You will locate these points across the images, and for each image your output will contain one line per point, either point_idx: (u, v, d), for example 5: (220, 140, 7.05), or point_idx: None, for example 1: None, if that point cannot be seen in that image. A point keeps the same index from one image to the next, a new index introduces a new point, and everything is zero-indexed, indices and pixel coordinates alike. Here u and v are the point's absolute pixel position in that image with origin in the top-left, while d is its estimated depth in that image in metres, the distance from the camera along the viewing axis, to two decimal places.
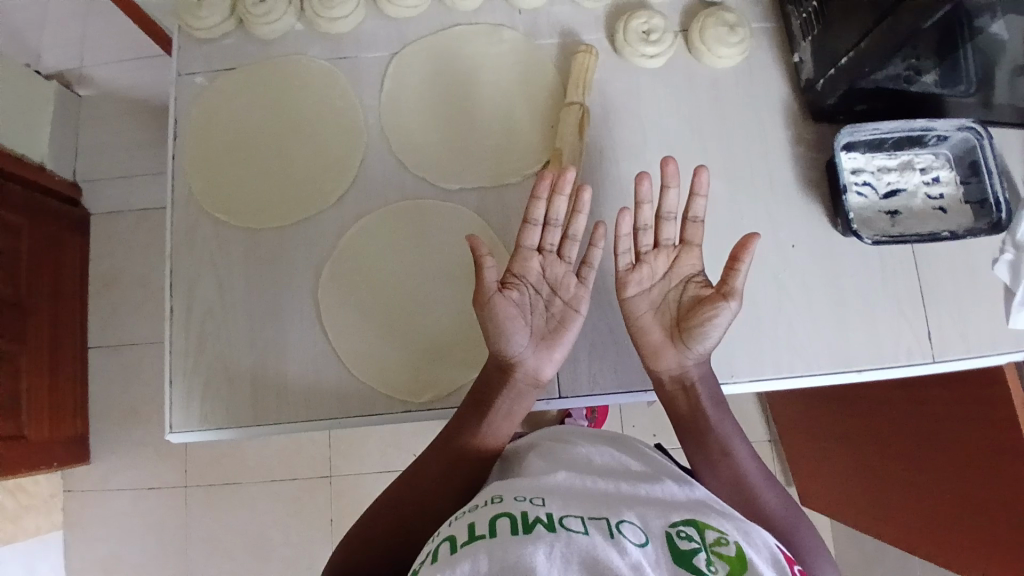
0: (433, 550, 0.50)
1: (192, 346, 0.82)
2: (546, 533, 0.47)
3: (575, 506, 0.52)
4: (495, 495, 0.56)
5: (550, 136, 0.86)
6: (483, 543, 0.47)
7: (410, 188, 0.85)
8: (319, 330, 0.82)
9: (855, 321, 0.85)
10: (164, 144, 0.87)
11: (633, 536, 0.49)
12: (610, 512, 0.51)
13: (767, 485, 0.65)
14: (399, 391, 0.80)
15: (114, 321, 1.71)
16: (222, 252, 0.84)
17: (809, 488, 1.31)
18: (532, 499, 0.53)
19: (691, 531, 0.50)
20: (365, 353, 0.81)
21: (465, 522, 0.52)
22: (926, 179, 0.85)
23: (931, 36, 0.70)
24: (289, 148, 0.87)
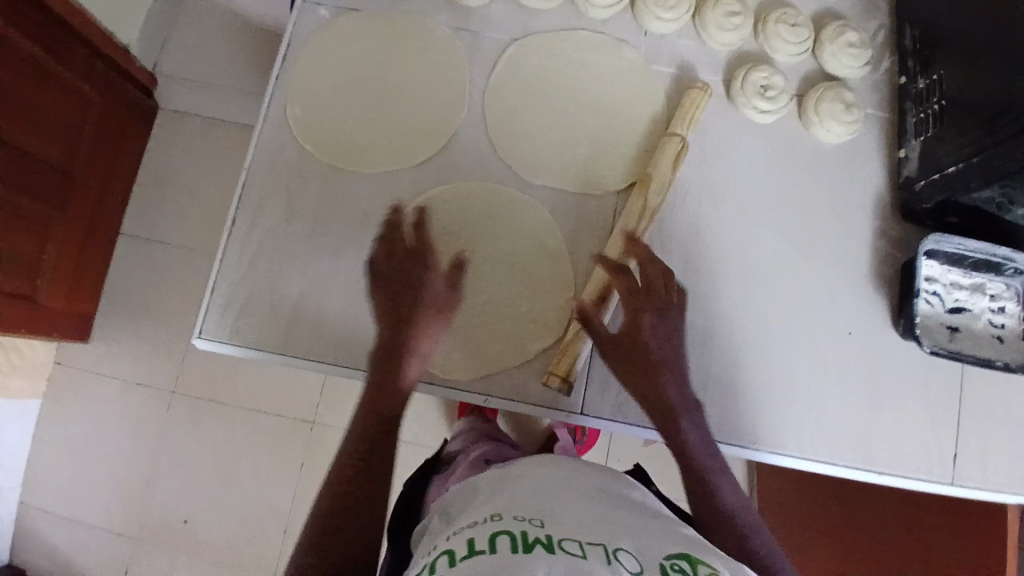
0: (429, 562, 0.49)
1: (244, 260, 0.82)
2: (543, 553, 0.46)
3: (574, 531, 0.51)
4: (495, 515, 0.55)
5: (643, 162, 0.86)
6: (480, 561, 0.46)
7: (495, 171, 0.86)
8: None
9: (888, 422, 0.84)
10: (272, 63, 0.88)
11: (629, 564, 0.47)
12: (608, 540, 0.50)
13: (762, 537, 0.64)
14: (428, 361, 0.80)
15: (150, 216, 1.73)
16: (300, 179, 0.85)
17: None
18: (532, 520, 0.53)
19: (684, 564, 0.47)
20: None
21: (464, 536, 0.51)
22: (992, 306, 0.85)
23: None
24: (388, 100, 0.88)
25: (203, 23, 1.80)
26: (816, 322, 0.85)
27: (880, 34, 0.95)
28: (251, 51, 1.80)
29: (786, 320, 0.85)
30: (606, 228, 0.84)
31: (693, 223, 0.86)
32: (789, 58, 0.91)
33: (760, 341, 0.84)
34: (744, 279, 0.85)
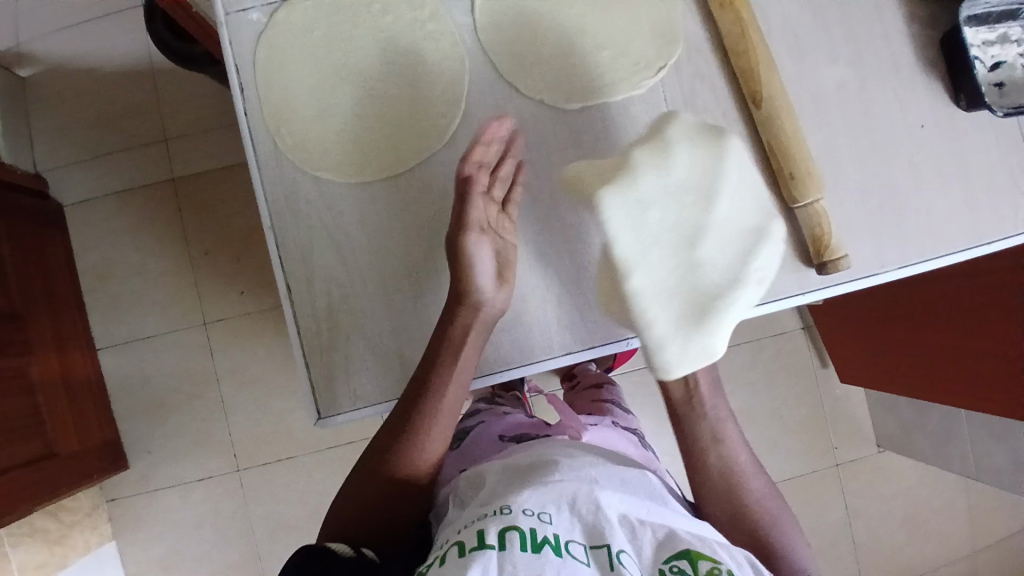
0: (442, 552, 0.58)
1: (323, 322, 0.75)
2: (553, 558, 0.56)
3: (577, 531, 0.61)
4: (503, 505, 0.62)
5: (669, 37, 0.78)
6: (492, 557, 0.55)
7: (527, 112, 0.77)
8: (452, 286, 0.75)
9: (982, 195, 0.83)
10: (233, 100, 0.76)
11: (629, 564, 0.58)
12: (610, 538, 0.60)
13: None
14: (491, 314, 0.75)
15: (117, 316, 1.56)
16: (333, 211, 0.76)
17: (836, 349, 1.48)
18: (539, 515, 0.61)
19: (683, 564, 0.59)
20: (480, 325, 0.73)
21: (474, 528, 0.60)
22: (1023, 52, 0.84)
23: None
24: (379, 85, 0.77)
25: (63, 96, 1.57)
26: (888, 129, 0.83)
27: None
28: (130, 102, 1.58)
29: (864, 139, 0.82)
30: (664, 121, 0.78)
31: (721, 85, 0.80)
32: None
33: (850, 168, 0.81)
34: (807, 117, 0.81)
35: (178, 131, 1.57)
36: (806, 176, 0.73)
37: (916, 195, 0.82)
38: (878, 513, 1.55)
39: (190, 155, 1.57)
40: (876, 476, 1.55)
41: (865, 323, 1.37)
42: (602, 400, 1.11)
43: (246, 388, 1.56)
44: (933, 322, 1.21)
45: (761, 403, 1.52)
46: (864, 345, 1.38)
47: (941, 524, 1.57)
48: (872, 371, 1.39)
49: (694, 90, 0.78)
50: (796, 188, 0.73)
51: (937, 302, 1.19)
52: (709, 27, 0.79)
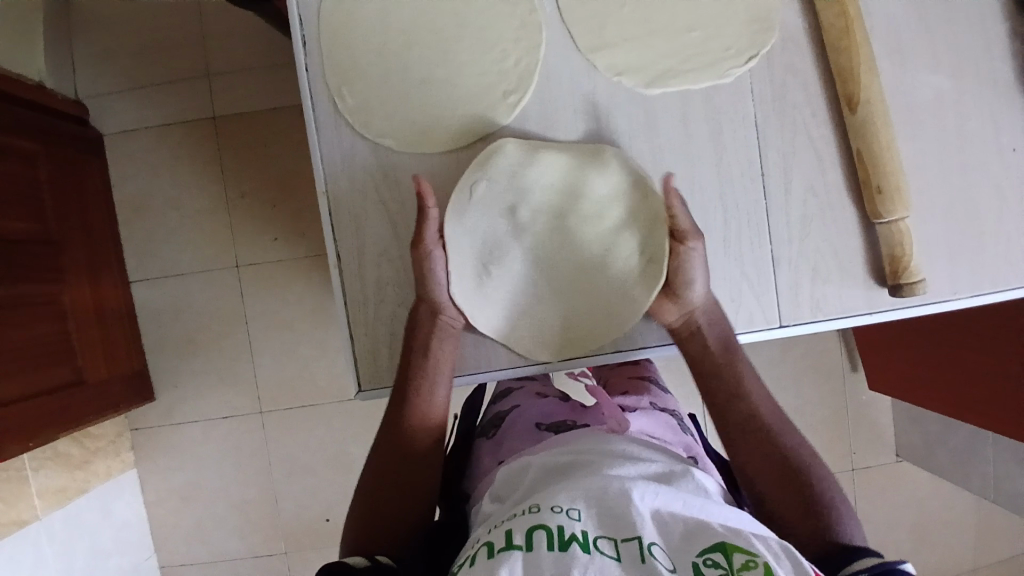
0: (471, 553, 0.54)
1: (370, 293, 0.73)
2: (581, 554, 0.49)
3: (609, 525, 0.54)
4: (533, 506, 0.58)
5: (764, 24, 0.72)
6: (518, 557, 0.50)
7: (603, 94, 0.73)
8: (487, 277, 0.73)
9: None
10: (294, 52, 0.72)
11: (663, 559, 0.50)
12: (642, 530, 0.53)
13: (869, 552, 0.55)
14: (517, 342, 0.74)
15: (150, 251, 1.56)
16: (389, 180, 0.73)
17: (871, 357, 1.44)
18: (568, 512, 0.56)
19: (717, 557, 0.50)
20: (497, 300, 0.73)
21: (504, 529, 0.55)
22: None
23: None
24: (447, 49, 0.72)
25: (107, 21, 1.53)
26: (979, 147, 0.77)
27: None
28: (174, 33, 1.53)
29: (954, 155, 0.76)
30: (746, 116, 0.73)
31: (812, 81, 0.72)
32: None
33: (936, 186, 0.76)
34: (900, 125, 0.76)
35: (220, 68, 1.53)
36: (894, 191, 0.70)
37: (1003, 218, 0.77)
38: (888, 522, 1.54)
39: (230, 95, 1.54)
40: (893, 486, 1.54)
41: (912, 337, 1.32)
42: (640, 379, 1.09)
43: (272, 335, 1.56)
44: (978, 349, 1.17)
45: (786, 402, 1.50)
46: (906, 358, 1.35)
47: (949, 540, 1.56)
48: (906, 387, 1.36)
49: (780, 84, 0.73)
50: (883, 203, 0.70)
51: (993, 332, 1.14)
52: (809, 17, 0.73)
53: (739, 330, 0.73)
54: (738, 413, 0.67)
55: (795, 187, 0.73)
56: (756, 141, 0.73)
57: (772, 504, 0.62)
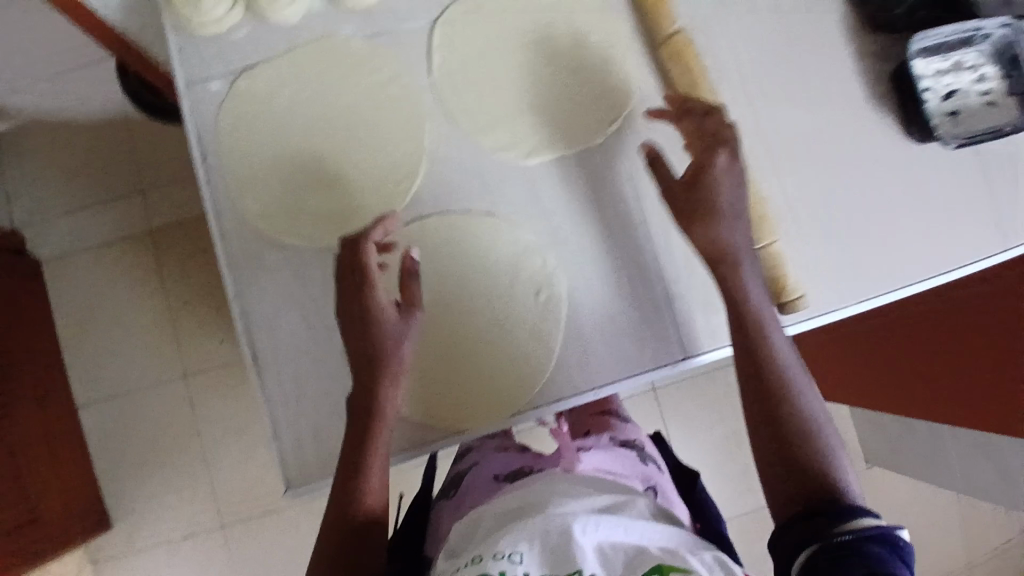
0: None
1: (289, 387, 0.74)
2: None
3: (549, 562, 0.55)
4: (475, 555, 0.58)
5: (625, 90, 0.80)
6: None
7: (489, 168, 0.79)
8: None
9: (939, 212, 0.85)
10: (194, 168, 0.76)
11: None
12: (583, 560, 0.54)
13: (865, 512, 0.59)
14: (445, 411, 0.75)
15: (96, 369, 1.54)
16: (296, 275, 0.76)
17: (837, 374, 1.34)
18: (509, 554, 0.56)
19: None
20: (405, 377, 0.75)
21: None
22: (976, 78, 0.90)
23: None
24: (341, 147, 0.77)
25: (37, 152, 1.57)
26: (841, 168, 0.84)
27: None
28: (105, 156, 1.57)
29: (818, 178, 0.83)
30: (622, 171, 0.79)
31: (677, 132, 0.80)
32: None
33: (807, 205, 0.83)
34: (757, 159, 0.83)
35: (152, 182, 1.57)
36: (760, 219, 0.77)
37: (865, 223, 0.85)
38: None
39: (165, 207, 1.57)
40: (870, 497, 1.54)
41: (867, 348, 1.23)
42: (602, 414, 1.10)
43: (229, 440, 1.53)
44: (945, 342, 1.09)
45: None
46: (870, 370, 1.25)
47: (934, 541, 1.56)
48: (884, 397, 1.26)
49: (649, 138, 0.80)
50: (753, 230, 0.77)
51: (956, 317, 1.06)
52: (663, 78, 0.81)
53: (649, 366, 0.76)
54: (759, 378, 0.68)
55: None
56: (636, 191, 0.79)
57: (777, 467, 0.65)
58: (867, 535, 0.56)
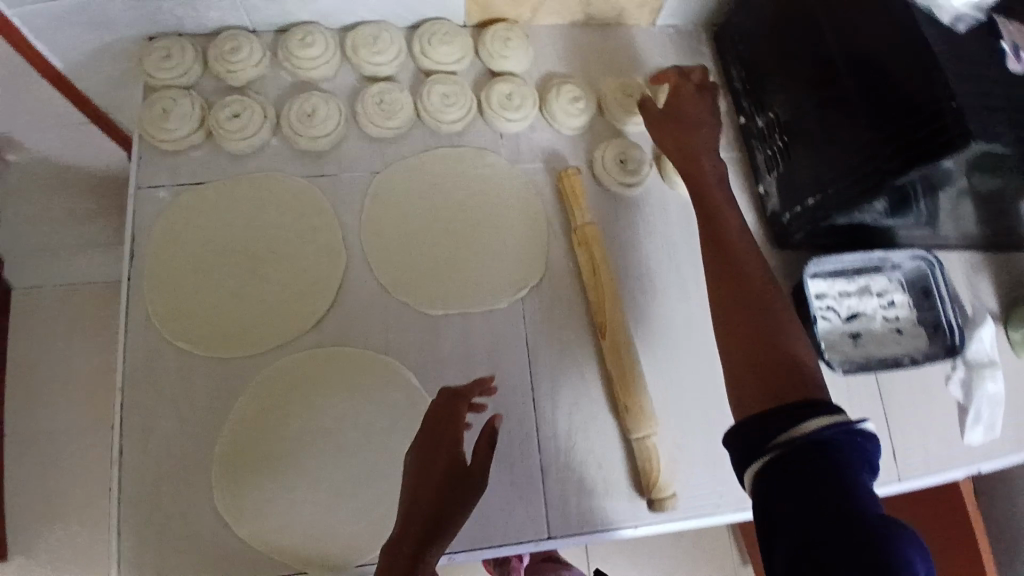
0: None
1: (147, 489, 0.76)
2: None
3: None
4: None
5: (534, 265, 0.86)
6: None
7: (394, 312, 0.83)
8: (257, 479, 0.77)
9: None
10: (119, 264, 0.82)
11: None
12: None
13: (834, 408, 0.54)
14: (277, 544, 0.75)
15: (20, 410, 1.30)
16: (185, 381, 0.79)
17: None
18: None
19: None
20: (250, 506, 0.76)
21: None
22: (882, 303, 0.95)
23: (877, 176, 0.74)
24: (260, 268, 0.83)
25: None
26: None
27: (709, 80, 1.02)
28: None
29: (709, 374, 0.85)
30: (519, 339, 0.83)
31: (573, 310, 0.85)
32: (637, 126, 0.95)
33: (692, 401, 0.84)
34: (649, 353, 0.85)
35: None
36: (639, 411, 0.79)
37: None
38: None
39: None
40: None
41: None
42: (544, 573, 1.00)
43: None
44: None
45: None
46: None
47: None
48: None
49: (549, 310, 0.85)
50: (631, 421, 0.79)
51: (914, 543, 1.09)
52: (572, 257, 0.88)
53: (509, 539, 0.77)
54: (728, 302, 0.65)
55: (562, 400, 0.82)
56: (527, 359, 0.83)
57: (746, 384, 0.60)
58: (843, 432, 0.51)
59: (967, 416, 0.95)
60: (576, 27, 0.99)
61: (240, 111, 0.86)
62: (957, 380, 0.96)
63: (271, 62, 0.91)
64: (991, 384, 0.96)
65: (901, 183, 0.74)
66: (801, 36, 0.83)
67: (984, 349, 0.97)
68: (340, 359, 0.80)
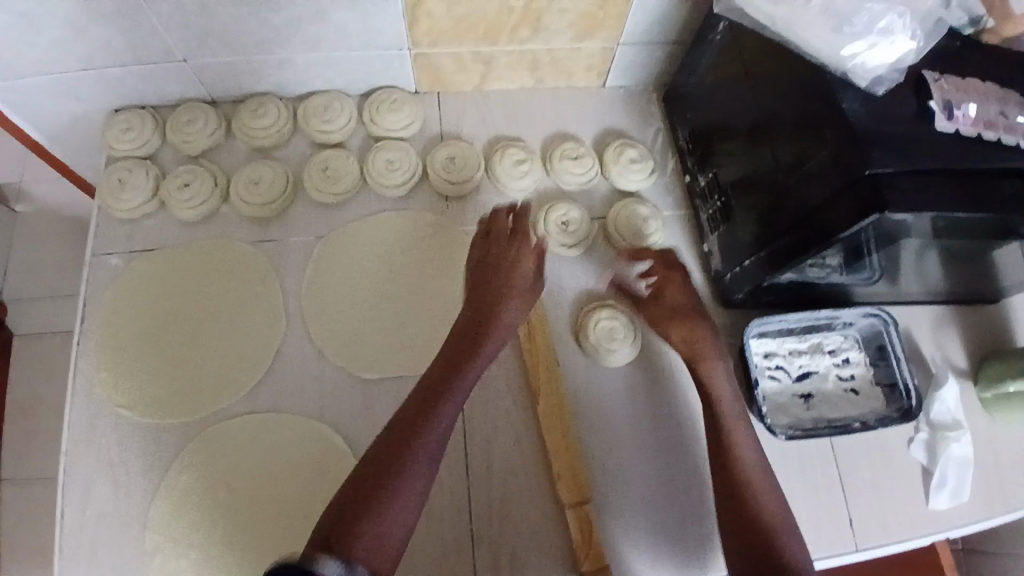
0: None
1: (79, 556, 0.76)
2: None
3: None
4: None
5: None
6: None
7: (331, 379, 0.84)
8: (187, 547, 0.77)
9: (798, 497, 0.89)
10: (69, 331, 0.85)
11: None
12: None
13: None
14: None
15: (20, 451, 1.26)
16: (123, 446, 0.81)
17: None
18: None
19: None
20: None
21: None
22: (836, 361, 0.93)
23: (826, 226, 0.68)
24: (205, 335, 0.85)
25: None
26: (662, 421, 0.85)
27: (659, 137, 1.01)
28: None
29: (639, 427, 0.84)
30: None
31: (512, 373, 0.85)
32: (581, 186, 0.96)
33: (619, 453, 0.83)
34: (587, 417, 0.84)
35: None
36: (574, 481, 0.78)
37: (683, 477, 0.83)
38: None
39: None
40: None
41: None
42: None
43: None
44: None
45: None
46: None
47: None
48: None
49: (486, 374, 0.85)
50: (569, 490, 0.77)
51: None
52: None
53: None
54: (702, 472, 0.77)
55: (497, 468, 0.81)
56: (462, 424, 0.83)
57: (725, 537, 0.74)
58: None
59: (932, 480, 0.91)
60: (524, 89, 1.01)
61: (191, 180, 0.89)
62: (921, 442, 0.93)
63: (226, 133, 0.94)
64: (957, 446, 0.92)
65: (851, 234, 0.67)
66: (738, 99, 0.82)
67: (949, 414, 0.93)
68: (274, 427, 0.81)
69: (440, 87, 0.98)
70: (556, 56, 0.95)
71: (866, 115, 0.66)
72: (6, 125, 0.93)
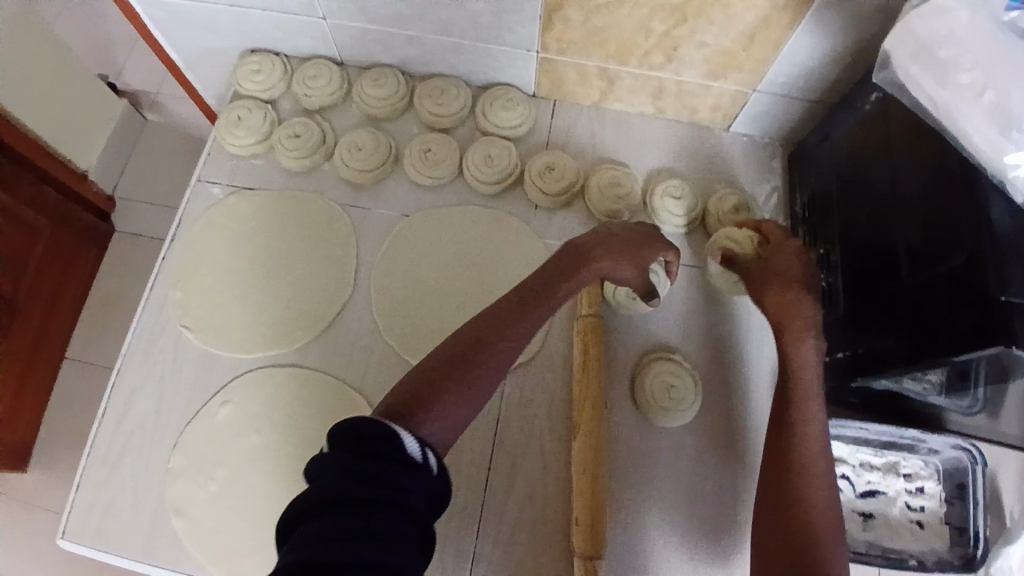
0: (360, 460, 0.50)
1: (112, 454, 0.80)
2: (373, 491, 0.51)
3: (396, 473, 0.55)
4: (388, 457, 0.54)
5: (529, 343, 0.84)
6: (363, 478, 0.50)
7: (378, 354, 0.84)
8: (206, 476, 0.79)
9: None
10: (158, 246, 0.90)
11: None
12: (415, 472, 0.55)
13: None
14: (202, 546, 0.76)
15: (93, 340, 1.34)
16: (176, 364, 0.84)
17: None
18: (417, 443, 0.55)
19: None
20: (191, 500, 0.78)
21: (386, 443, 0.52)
22: (909, 487, 0.84)
23: (936, 341, 0.61)
24: (276, 280, 0.87)
25: None
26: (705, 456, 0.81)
27: (774, 197, 0.95)
28: None
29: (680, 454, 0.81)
30: (491, 414, 0.82)
31: (556, 400, 0.82)
32: (676, 228, 0.91)
33: (655, 474, 0.80)
34: (621, 468, 0.80)
35: None
36: (591, 530, 0.72)
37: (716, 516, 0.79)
38: None
39: None
40: None
41: None
42: None
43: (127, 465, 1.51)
44: None
45: None
46: None
47: None
48: None
49: (529, 393, 0.83)
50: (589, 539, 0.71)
51: None
52: (570, 347, 0.85)
53: None
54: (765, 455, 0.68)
55: (516, 493, 0.78)
56: (492, 438, 0.81)
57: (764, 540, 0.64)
58: None
59: None
60: (643, 117, 0.97)
61: (300, 132, 0.91)
62: None
63: (346, 94, 0.97)
64: None
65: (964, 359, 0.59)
66: (872, 176, 0.75)
67: (1009, 575, 0.81)
68: (314, 387, 0.82)
69: (560, 96, 0.96)
70: (683, 89, 0.90)
71: (1013, 233, 0.57)
72: (155, 44, 0.99)
